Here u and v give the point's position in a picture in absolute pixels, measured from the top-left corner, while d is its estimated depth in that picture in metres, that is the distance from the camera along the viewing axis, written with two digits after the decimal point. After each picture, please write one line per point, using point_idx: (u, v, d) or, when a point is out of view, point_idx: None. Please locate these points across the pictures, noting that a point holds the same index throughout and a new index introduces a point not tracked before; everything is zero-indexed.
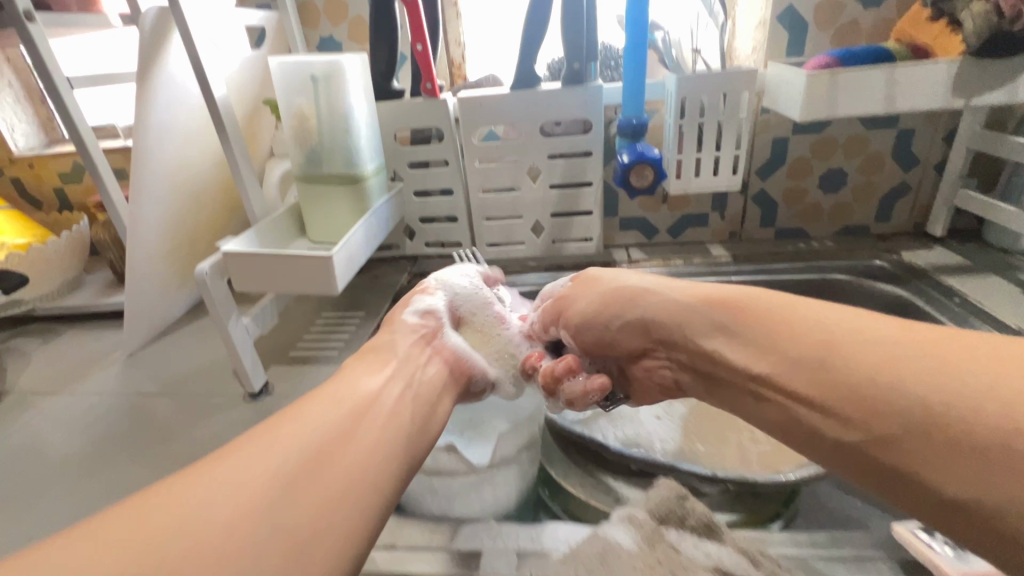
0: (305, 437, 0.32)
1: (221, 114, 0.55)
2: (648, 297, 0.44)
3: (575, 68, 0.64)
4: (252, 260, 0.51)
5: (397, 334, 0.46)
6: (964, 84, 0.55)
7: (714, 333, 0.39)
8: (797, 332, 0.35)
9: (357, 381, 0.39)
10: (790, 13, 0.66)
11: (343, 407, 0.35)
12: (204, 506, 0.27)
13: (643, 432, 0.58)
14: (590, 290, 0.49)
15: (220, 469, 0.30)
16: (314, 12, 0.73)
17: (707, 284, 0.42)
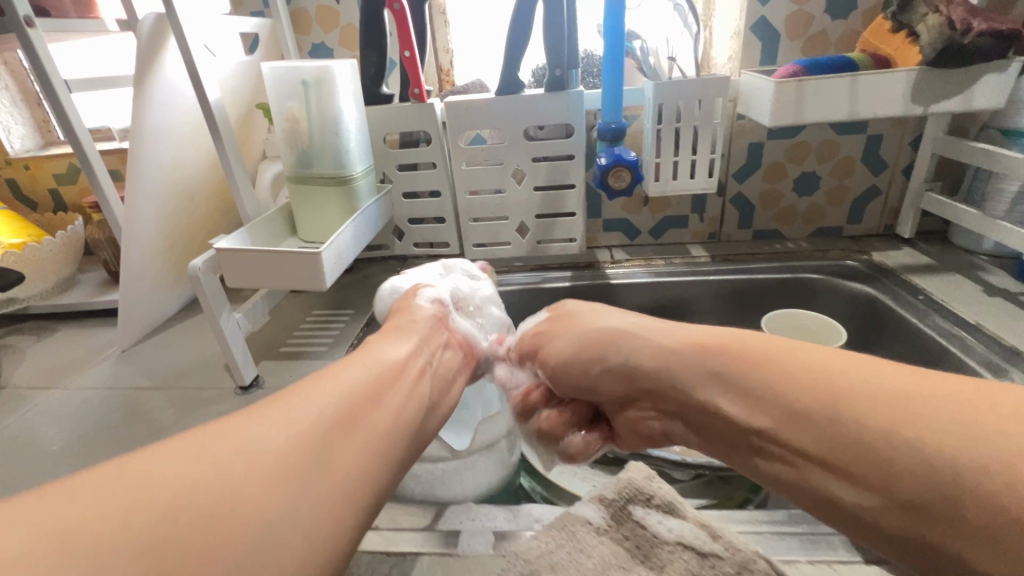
0: (342, 390, 0.34)
1: (215, 116, 0.57)
2: (632, 341, 0.42)
3: (557, 74, 0.67)
4: (244, 257, 0.54)
5: (415, 314, 0.49)
6: (922, 92, 0.58)
7: (707, 382, 0.36)
8: (800, 383, 0.31)
9: (385, 349, 0.40)
10: (762, 24, 0.70)
11: (376, 369, 0.37)
12: (252, 441, 0.28)
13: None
14: (564, 332, 0.49)
15: (264, 411, 0.31)
16: (306, 19, 0.75)
17: (694, 327, 0.39)
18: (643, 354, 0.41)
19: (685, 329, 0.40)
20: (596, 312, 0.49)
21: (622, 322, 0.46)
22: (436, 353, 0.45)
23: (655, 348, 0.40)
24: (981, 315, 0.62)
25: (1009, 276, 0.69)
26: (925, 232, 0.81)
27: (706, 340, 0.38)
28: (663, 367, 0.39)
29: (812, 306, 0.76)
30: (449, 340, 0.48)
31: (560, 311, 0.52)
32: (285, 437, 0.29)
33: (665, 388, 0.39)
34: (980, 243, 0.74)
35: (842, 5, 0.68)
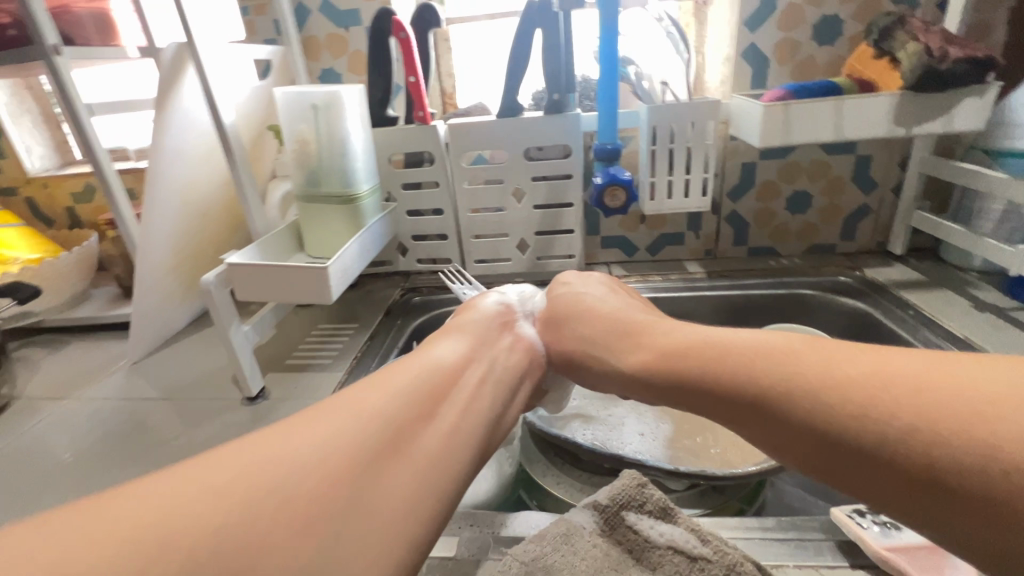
0: (399, 397, 0.33)
1: (229, 138, 0.60)
2: (615, 350, 0.44)
3: (555, 98, 0.70)
4: (254, 273, 0.56)
5: (472, 319, 0.48)
6: (904, 116, 0.60)
7: (673, 386, 0.37)
8: (755, 377, 0.33)
9: (441, 352, 0.40)
10: (752, 50, 0.73)
11: (430, 373, 0.37)
12: (309, 449, 0.29)
13: (626, 443, 0.59)
14: (549, 334, 0.50)
15: (322, 417, 0.31)
16: (317, 45, 0.79)
17: (669, 334, 0.40)
18: (621, 359, 0.42)
19: (664, 326, 0.42)
20: (575, 306, 0.50)
21: (600, 318, 0.47)
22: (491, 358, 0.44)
23: (635, 350, 0.42)
24: (970, 330, 0.64)
25: (998, 291, 0.71)
26: (917, 249, 0.82)
27: (683, 341, 0.38)
28: (643, 372, 0.40)
29: (806, 321, 0.77)
30: (507, 343, 0.47)
31: (550, 302, 0.53)
32: (341, 444, 0.30)
33: (650, 392, 0.39)
34: (970, 260, 0.76)
35: (827, 33, 0.71)
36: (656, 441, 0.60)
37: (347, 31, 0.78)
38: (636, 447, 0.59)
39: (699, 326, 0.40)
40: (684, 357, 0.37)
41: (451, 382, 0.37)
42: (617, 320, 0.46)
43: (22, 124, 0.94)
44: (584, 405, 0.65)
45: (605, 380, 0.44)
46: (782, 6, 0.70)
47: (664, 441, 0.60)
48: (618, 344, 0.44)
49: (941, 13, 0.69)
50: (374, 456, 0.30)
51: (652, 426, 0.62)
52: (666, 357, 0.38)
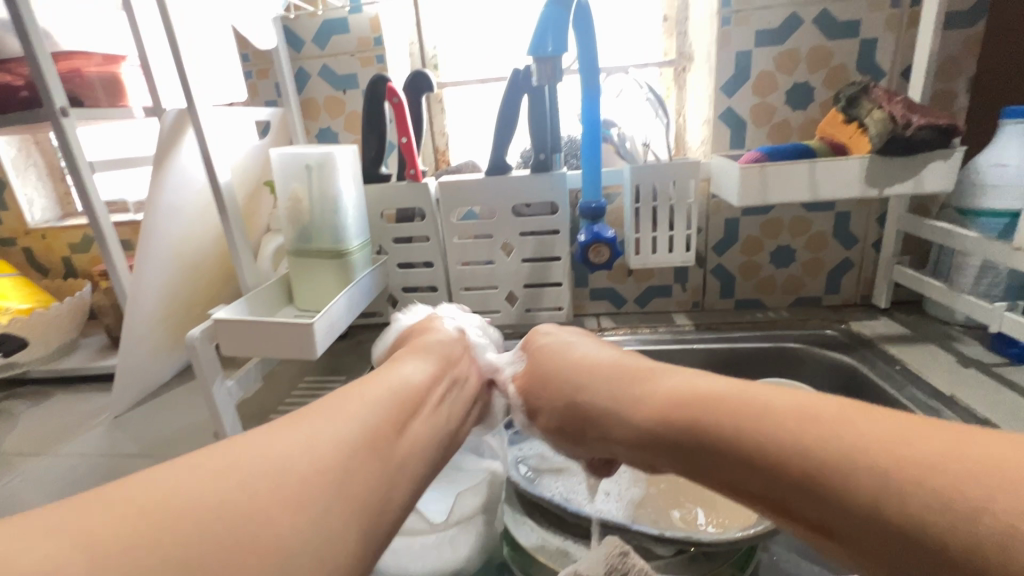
0: (367, 404, 0.36)
1: (224, 197, 0.61)
2: (603, 389, 0.45)
3: (541, 158, 0.73)
4: (241, 327, 0.56)
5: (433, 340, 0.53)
6: (875, 178, 0.63)
7: (674, 430, 0.37)
8: (750, 415, 0.33)
9: (398, 367, 0.44)
10: (729, 114, 0.76)
11: (389, 382, 0.40)
12: (289, 450, 0.31)
13: (587, 505, 0.56)
14: (546, 390, 0.52)
15: (287, 423, 0.33)
16: (315, 107, 0.83)
17: (660, 382, 0.41)
18: (623, 412, 0.42)
19: (660, 384, 0.41)
20: (569, 359, 0.51)
21: (599, 371, 0.47)
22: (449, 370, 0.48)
23: (640, 409, 0.40)
24: (956, 387, 0.64)
25: (981, 346, 0.71)
26: (901, 302, 0.83)
27: (690, 394, 0.37)
28: (653, 429, 0.38)
29: (794, 376, 0.77)
30: (456, 358, 0.51)
31: (537, 349, 0.57)
32: (320, 446, 0.32)
33: (662, 459, 0.38)
34: (952, 314, 0.77)
35: (799, 98, 0.75)
36: (621, 504, 0.56)
37: (344, 94, 0.81)
38: (597, 507, 0.56)
39: (698, 377, 0.39)
40: (685, 407, 0.37)
41: (412, 389, 0.41)
42: (615, 381, 0.45)
43: (27, 177, 0.97)
44: (569, 457, 0.63)
45: (614, 439, 0.43)
46: (756, 74, 0.75)
47: (630, 504, 0.56)
48: (624, 400, 0.42)
49: (906, 81, 0.74)
50: (316, 493, 0.29)
51: (623, 487, 0.58)
52: (672, 412, 0.37)
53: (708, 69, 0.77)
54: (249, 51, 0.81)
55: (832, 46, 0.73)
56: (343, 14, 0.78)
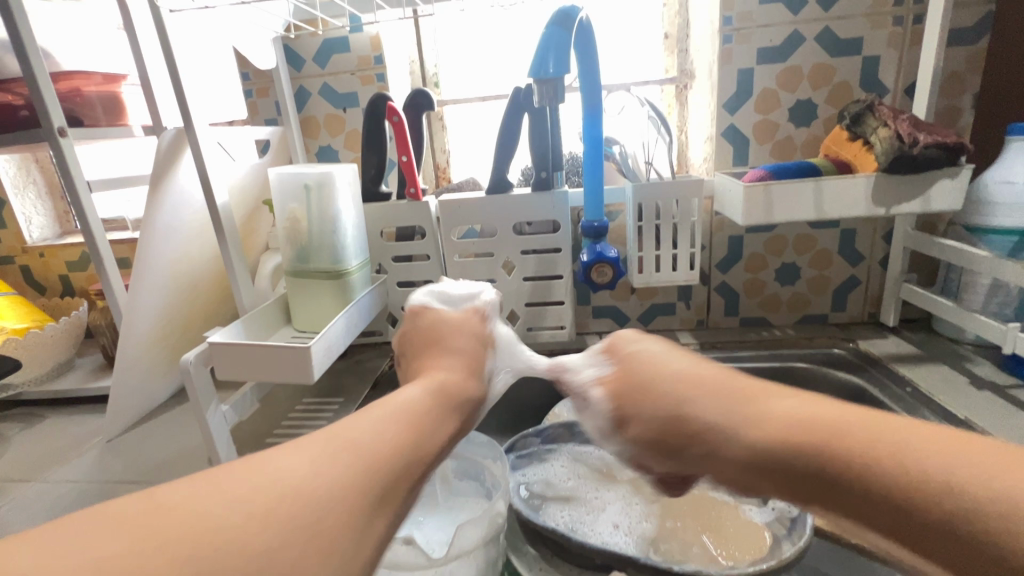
0: (396, 442, 0.34)
1: (221, 216, 0.60)
2: (700, 399, 0.39)
3: (543, 176, 0.72)
4: (237, 350, 0.55)
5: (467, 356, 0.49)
6: (882, 196, 0.62)
7: (802, 454, 0.32)
8: (908, 453, 0.28)
9: (423, 390, 0.41)
10: (732, 131, 0.76)
11: (413, 412, 0.37)
12: (304, 480, 0.29)
13: (593, 538, 0.54)
14: (627, 389, 0.46)
15: (319, 454, 0.31)
16: (315, 125, 0.82)
17: (775, 396, 0.36)
18: (727, 426, 0.37)
19: (778, 403, 0.35)
20: (658, 364, 0.45)
21: (700, 380, 0.41)
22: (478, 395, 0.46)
23: (755, 424, 0.35)
24: (970, 409, 0.62)
25: (994, 367, 0.70)
26: (909, 320, 0.82)
27: (824, 418, 0.32)
28: (771, 449, 0.33)
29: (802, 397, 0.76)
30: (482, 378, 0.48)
31: (620, 348, 0.51)
32: (342, 480, 0.30)
33: (778, 484, 0.33)
34: (963, 333, 0.75)
35: (803, 115, 0.75)
36: (629, 539, 0.54)
37: (344, 112, 0.81)
38: (602, 541, 0.54)
39: (826, 402, 0.34)
40: (817, 430, 0.32)
41: (436, 424, 0.38)
42: (725, 390, 0.39)
43: (25, 196, 0.96)
44: (575, 485, 0.61)
45: (712, 457, 0.37)
46: (759, 91, 0.74)
47: (641, 539, 0.54)
48: (730, 412, 0.37)
49: (910, 98, 0.73)
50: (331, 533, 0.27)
51: (632, 520, 0.56)
52: (802, 433, 0.32)
53: (710, 86, 0.77)
54: (250, 69, 0.81)
55: (835, 63, 0.72)
56: (344, 33, 0.78)
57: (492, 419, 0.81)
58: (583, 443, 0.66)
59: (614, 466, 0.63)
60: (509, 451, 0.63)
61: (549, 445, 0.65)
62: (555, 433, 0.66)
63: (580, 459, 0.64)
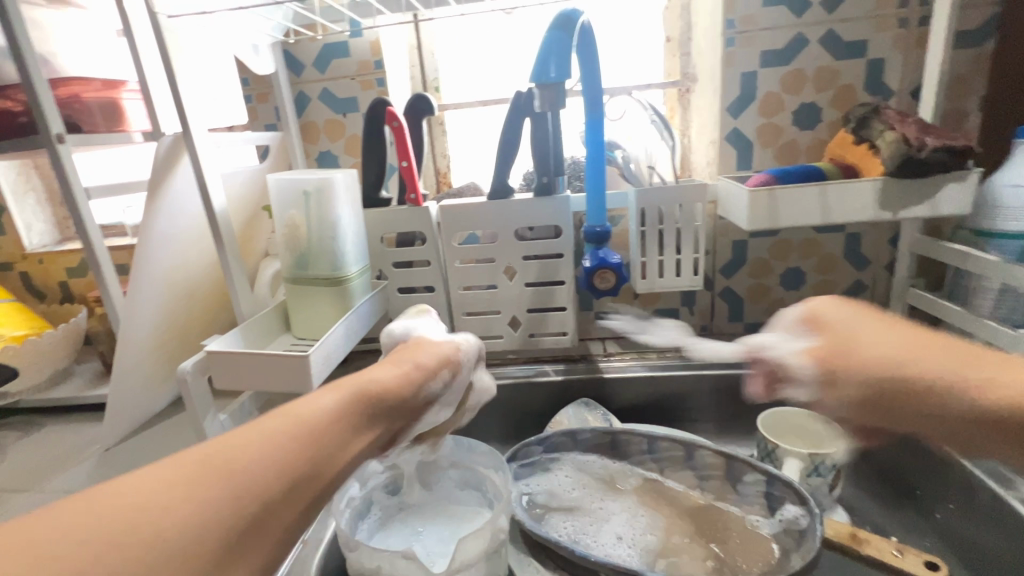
0: (281, 471, 0.31)
1: (219, 222, 0.59)
2: (933, 356, 0.40)
3: (544, 181, 0.71)
4: (234, 359, 0.54)
5: (417, 363, 0.44)
6: (888, 200, 0.61)
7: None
8: None
9: (344, 398, 0.37)
10: (736, 135, 0.75)
11: (317, 431, 0.34)
12: (167, 514, 0.26)
13: (596, 550, 0.53)
14: (833, 350, 0.46)
15: (180, 481, 0.28)
16: (315, 130, 0.82)
17: (989, 359, 0.39)
18: (956, 386, 0.38)
19: (984, 368, 0.38)
20: (881, 326, 0.45)
21: (922, 342, 0.42)
22: (409, 406, 0.42)
23: (978, 388, 0.37)
24: None
25: None
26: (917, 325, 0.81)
27: None
28: (1005, 412, 0.36)
29: None
30: (425, 387, 0.44)
31: (828, 308, 0.49)
32: (201, 519, 0.27)
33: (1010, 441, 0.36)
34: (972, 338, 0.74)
35: (807, 119, 0.74)
36: (634, 551, 0.53)
37: (345, 117, 0.81)
38: (606, 554, 0.52)
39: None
40: None
41: (340, 445, 0.35)
42: (933, 355, 0.41)
43: (25, 202, 0.96)
44: (580, 495, 0.60)
45: (940, 416, 0.39)
46: (762, 94, 0.73)
47: (646, 552, 0.53)
48: (957, 371, 0.39)
49: (916, 101, 0.72)
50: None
51: (636, 532, 0.55)
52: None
53: (713, 90, 0.76)
54: (249, 75, 0.81)
55: (839, 66, 0.72)
56: (344, 38, 0.78)
57: (494, 427, 0.80)
58: (586, 451, 0.64)
59: (617, 475, 0.62)
60: (511, 460, 0.62)
61: (552, 453, 0.64)
62: (558, 442, 0.64)
63: (584, 468, 0.63)
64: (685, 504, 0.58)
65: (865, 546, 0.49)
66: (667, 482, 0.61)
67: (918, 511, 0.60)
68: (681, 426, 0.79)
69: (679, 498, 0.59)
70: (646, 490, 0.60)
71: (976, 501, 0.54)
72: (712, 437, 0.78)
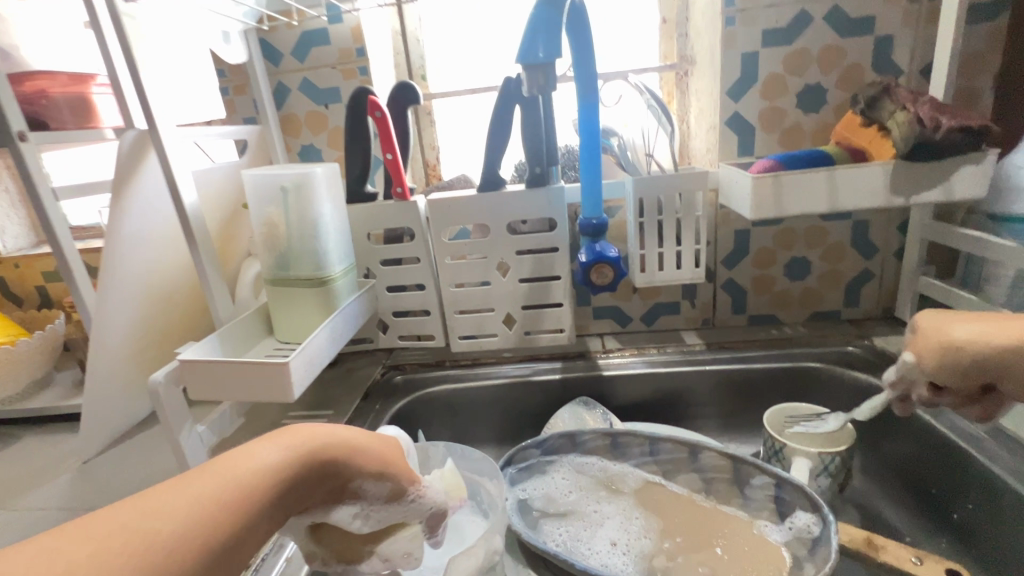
0: (197, 546, 0.28)
1: (191, 222, 0.56)
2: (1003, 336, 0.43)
3: (537, 172, 0.68)
4: (210, 367, 0.51)
5: (364, 450, 0.38)
6: (900, 184, 0.58)
7: None
8: None
9: (284, 460, 0.34)
10: (738, 119, 0.71)
11: (245, 497, 0.32)
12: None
13: (590, 559, 0.50)
14: (926, 343, 0.46)
15: (82, 549, 0.26)
16: (296, 123, 0.78)
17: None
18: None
19: None
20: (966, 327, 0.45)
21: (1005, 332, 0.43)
22: (344, 483, 0.38)
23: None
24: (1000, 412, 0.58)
25: None
26: None
27: None
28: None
29: (814, 398, 0.72)
30: (364, 475, 0.38)
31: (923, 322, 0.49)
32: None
33: None
34: None
35: (812, 101, 0.70)
36: (628, 559, 0.50)
37: (327, 108, 0.77)
38: (600, 563, 0.50)
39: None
40: None
41: (261, 519, 0.32)
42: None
43: None
44: (576, 499, 0.57)
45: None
46: (765, 76, 0.70)
47: (640, 559, 0.50)
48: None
49: (926, 79, 0.69)
50: None
51: (632, 537, 0.52)
52: None
53: (712, 73, 0.72)
54: (226, 66, 0.77)
55: (845, 44, 0.68)
56: (323, 24, 0.74)
57: (490, 428, 0.78)
58: (585, 453, 0.61)
59: (616, 477, 0.59)
60: (506, 465, 0.58)
61: (549, 456, 0.61)
62: (556, 444, 0.61)
63: (582, 470, 0.60)
64: (687, 508, 0.55)
65: (882, 553, 0.46)
66: (670, 484, 0.58)
67: (932, 511, 0.57)
68: (684, 423, 0.76)
69: (680, 501, 0.56)
70: (645, 493, 0.57)
71: (996, 504, 0.51)
72: (716, 434, 0.76)
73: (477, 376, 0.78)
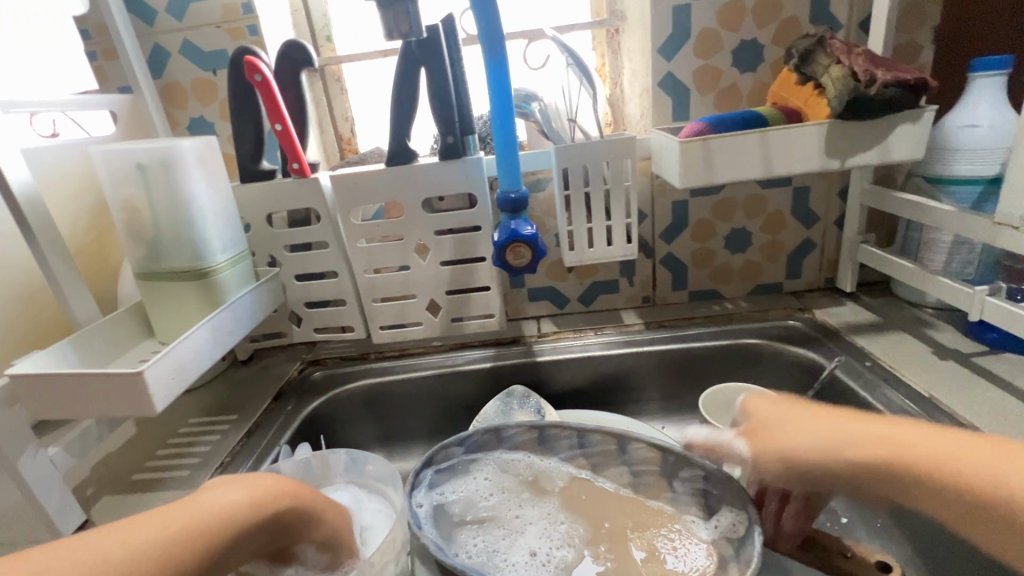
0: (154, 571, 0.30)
1: (23, 209, 0.47)
2: (800, 448, 0.39)
3: (450, 142, 0.61)
4: (48, 381, 0.43)
5: (322, 513, 0.39)
6: (836, 147, 0.54)
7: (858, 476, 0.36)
8: None
9: (244, 500, 0.35)
10: (670, 80, 0.66)
11: (201, 539, 0.32)
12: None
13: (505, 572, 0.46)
14: (762, 443, 0.42)
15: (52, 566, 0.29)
16: (181, 92, 0.68)
17: (859, 433, 0.37)
18: (825, 464, 0.38)
19: (852, 449, 0.36)
20: (789, 424, 0.41)
21: (818, 437, 0.39)
22: (291, 542, 0.38)
23: (824, 454, 0.38)
24: (935, 385, 0.56)
25: (957, 332, 0.64)
26: (867, 283, 0.76)
27: (878, 439, 0.36)
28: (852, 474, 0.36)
29: (754, 374, 0.69)
30: (314, 540, 0.39)
31: (760, 411, 0.44)
32: None
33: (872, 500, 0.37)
34: (924, 296, 0.69)
35: (747, 58, 0.65)
36: (546, 571, 0.46)
37: (215, 75, 0.68)
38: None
39: (963, 438, 0.33)
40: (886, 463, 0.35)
41: (209, 567, 0.33)
42: (871, 436, 0.36)
43: None
44: (497, 502, 0.52)
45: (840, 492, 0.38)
46: (697, 31, 0.64)
47: (559, 569, 0.46)
48: (828, 454, 0.37)
49: (865, 34, 0.64)
50: None
51: (554, 544, 0.49)
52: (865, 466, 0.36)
53: (643, 28, 0.66)
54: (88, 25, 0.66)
55: None
56: None
57: (419, 424, 0.72)
58: (512, 449, 0.56)
59: (543, 474, 0.55)
60: (425, 466, 0.52)
61: (473, 454, 0.55)
62: (480, 441, 0.55)
63: (506, 469, 0.55)
64: (615, 507, 0.51)
65: (799, 554, 0.44)
66: (599, 479, 0.54)
67: None
68: (624, 407, 0.72)
69: (607, 499, 0.52)
70: (573, 490, 0.53)
71: None
72: (657, 417, 0.72)
73: (401, 369, 0.72)
